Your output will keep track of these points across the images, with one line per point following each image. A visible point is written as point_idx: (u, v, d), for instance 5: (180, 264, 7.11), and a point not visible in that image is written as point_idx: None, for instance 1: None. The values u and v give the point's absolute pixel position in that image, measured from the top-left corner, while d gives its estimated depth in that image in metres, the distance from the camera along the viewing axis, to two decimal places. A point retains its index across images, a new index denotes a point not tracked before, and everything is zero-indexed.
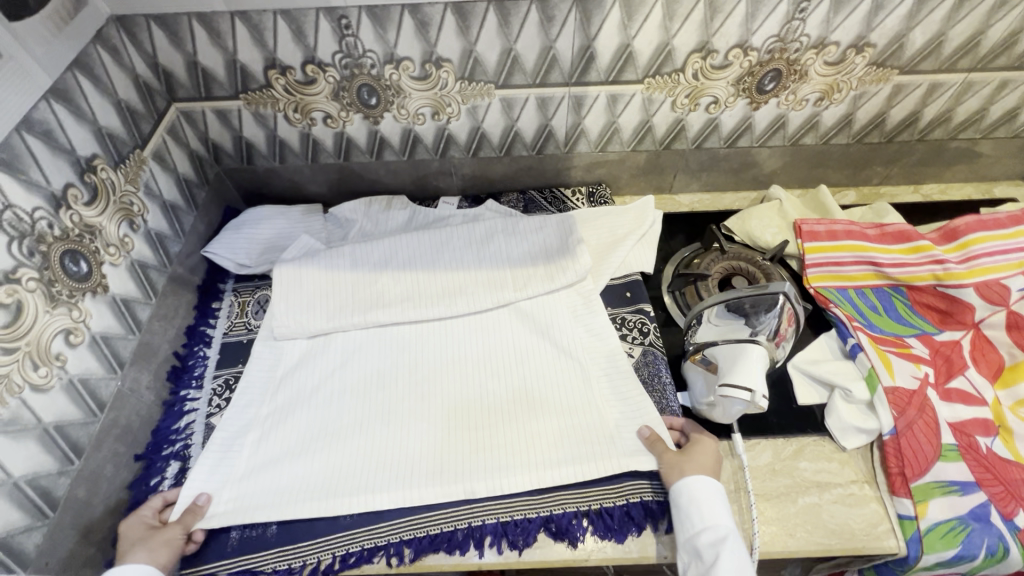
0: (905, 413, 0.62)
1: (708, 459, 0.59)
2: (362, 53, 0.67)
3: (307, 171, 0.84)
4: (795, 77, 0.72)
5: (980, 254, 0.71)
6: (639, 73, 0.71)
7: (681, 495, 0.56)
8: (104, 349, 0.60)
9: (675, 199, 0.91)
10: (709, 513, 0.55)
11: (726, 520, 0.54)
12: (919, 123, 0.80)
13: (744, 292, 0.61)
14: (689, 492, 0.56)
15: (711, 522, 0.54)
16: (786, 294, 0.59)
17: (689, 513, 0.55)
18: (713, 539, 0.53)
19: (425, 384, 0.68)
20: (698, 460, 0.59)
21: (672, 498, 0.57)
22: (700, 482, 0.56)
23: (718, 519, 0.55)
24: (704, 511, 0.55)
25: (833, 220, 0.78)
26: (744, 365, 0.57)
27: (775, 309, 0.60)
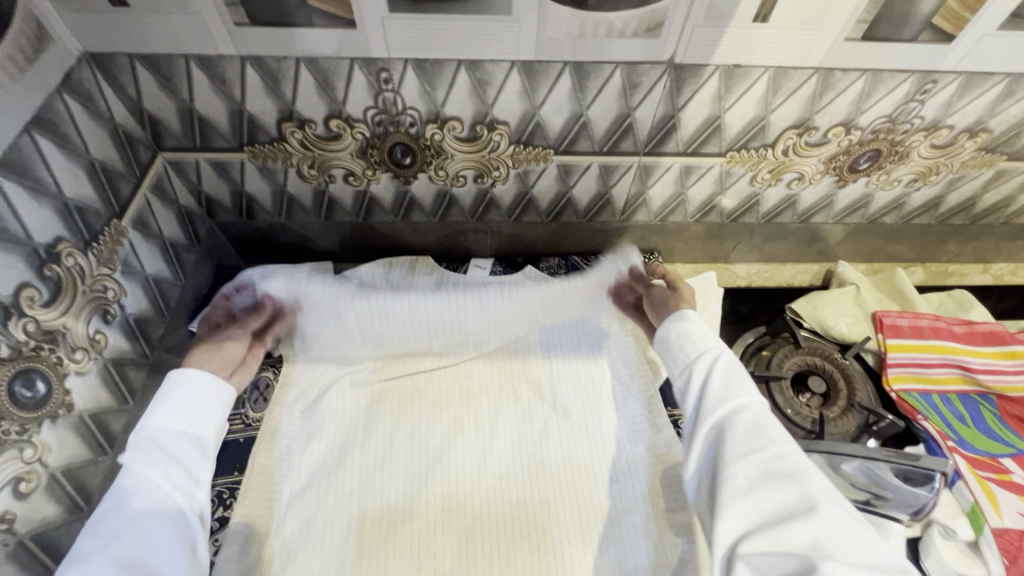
0: (1017, 562, 0.55)
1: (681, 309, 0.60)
2: (401, 110, 0.55)
3: (317, 228, 0.72)
4: (894, 158, 0.63)
5: None
6: (723, 146, 0.61)
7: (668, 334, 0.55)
8: (66, 485, 0.47)
9: (731, 271, 0.82)
10: (695, 343, 0.53)
11: (715, 343, 0.52)
12: (1008, 208, 0.73)
13: (881, 458, 0.48)
14: (676, 328, 0.55)
15: (700, 346, 0.52)
16: (946, 474, 0.46)
17: (677, 347, 0.54)
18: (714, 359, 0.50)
19: (463, 513, 0.59)
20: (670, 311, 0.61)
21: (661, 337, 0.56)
22: (683, 316, 0.56)
23: (705, 342, 0.52)
24: (692, 337, 0.54)
25: (916, 313, 0.70)
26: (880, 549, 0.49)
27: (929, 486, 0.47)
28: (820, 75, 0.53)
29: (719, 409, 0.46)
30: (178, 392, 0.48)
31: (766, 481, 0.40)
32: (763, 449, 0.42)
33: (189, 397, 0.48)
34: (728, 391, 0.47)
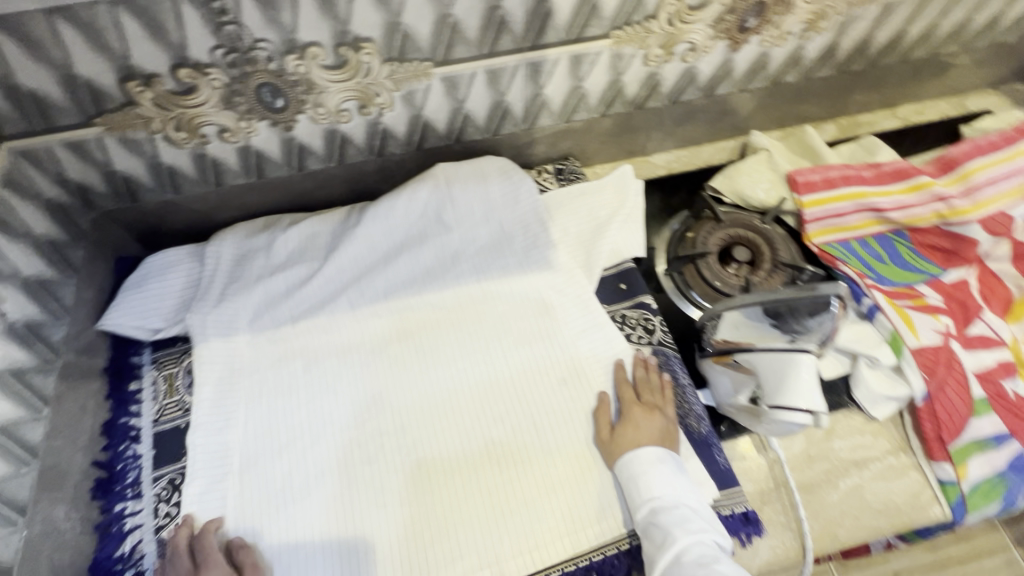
0: (936, 374, 0.59)
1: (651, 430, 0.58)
2: (252, 45, 0.50)
3: (212, 199, 0.67)
4: (779, 8, 0.62)
5: (983, 184, 0.67)
6: (605, 26, 0.58)
7: (624, 471, 0.56)
8: None
9: (651, 162, 0.81)
10: (646, 486, 0.54)
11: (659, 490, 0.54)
12: (903, 43, 0.72)
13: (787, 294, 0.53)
14: (629, 469, 0.55)
15: (643, 494, 0.54)
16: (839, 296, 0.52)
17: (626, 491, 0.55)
18: (670, 517, 0.52)
19: (418, 443, 0.60)
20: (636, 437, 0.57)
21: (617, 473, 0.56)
22: (629, 455, 0.56)
23: (659, 484, 0.54)
24: (632, 477, 0.55)
25: (826, 166, 0.71)
26: (794, 384, 0.51)
27: (829, 312, 0.53)
28: None
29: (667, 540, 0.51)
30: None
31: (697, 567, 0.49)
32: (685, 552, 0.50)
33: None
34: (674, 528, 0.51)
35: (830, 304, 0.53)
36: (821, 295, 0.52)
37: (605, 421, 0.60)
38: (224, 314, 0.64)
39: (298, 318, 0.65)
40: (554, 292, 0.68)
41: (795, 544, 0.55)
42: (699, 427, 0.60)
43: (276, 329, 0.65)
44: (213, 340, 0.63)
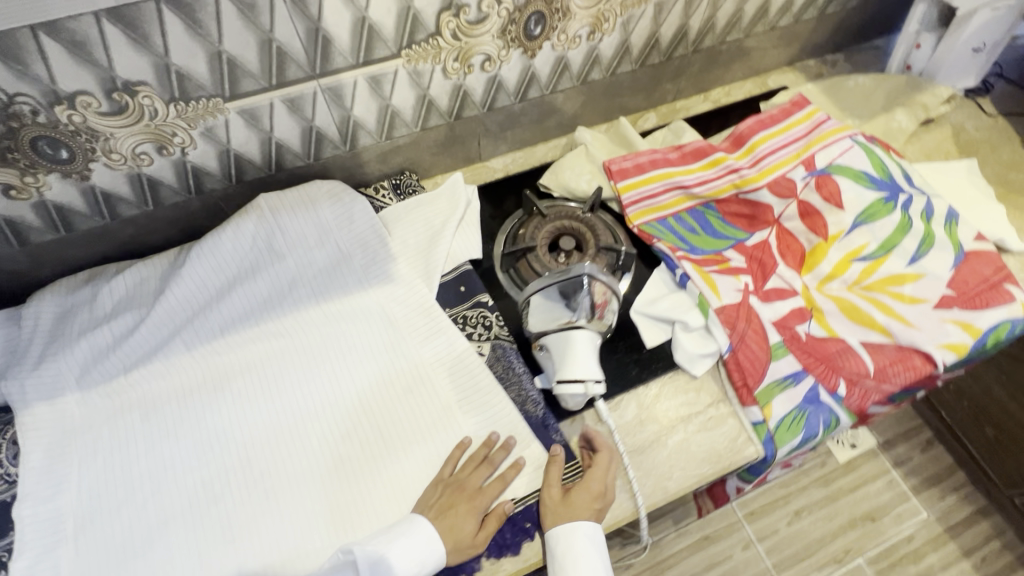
0: (736, 328, 0.65)
1: (592, 499, 0.57)
2: (9, 100, 0.49)
3: (22, 258, 0.65)
4: (558, 15, 0.67)
5: (765, 154, 0.75)
6: (391, 47, 0.61)
7: (557, 549, 0.55)
8: None
9: (489, 166, 0.84)
10: (577, 572, 0.54)
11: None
12: (689, 35, 0.80)
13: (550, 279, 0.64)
14: (562, 547, 0.55)
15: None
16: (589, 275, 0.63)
17: (558, 567, 0.55)
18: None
19: (265, 473, 0.60)
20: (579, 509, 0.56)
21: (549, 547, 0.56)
22: (571, 528, 0.55)
23: (591, 565, 0.55)
24: (572, 556, 0.55)
25: (637, 153, 0.78)
26: (571, 357, 0.61)
27: (585, 288, 0.63)
28: None
29: None
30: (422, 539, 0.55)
31: None
32: None
33: (419, 549, 0.55)
34: None
35: (586, 282, 0.63)
36: (572, 276, 0.63)
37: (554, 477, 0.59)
38: (45, 376, 0.62)
39: (130, 367, 0.64)
40: (396, 303, 0.70)
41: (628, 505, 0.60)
42: (534, 410, 0.64)
43: (108, 381, 0.63)
44: (36, 405, 0.61)
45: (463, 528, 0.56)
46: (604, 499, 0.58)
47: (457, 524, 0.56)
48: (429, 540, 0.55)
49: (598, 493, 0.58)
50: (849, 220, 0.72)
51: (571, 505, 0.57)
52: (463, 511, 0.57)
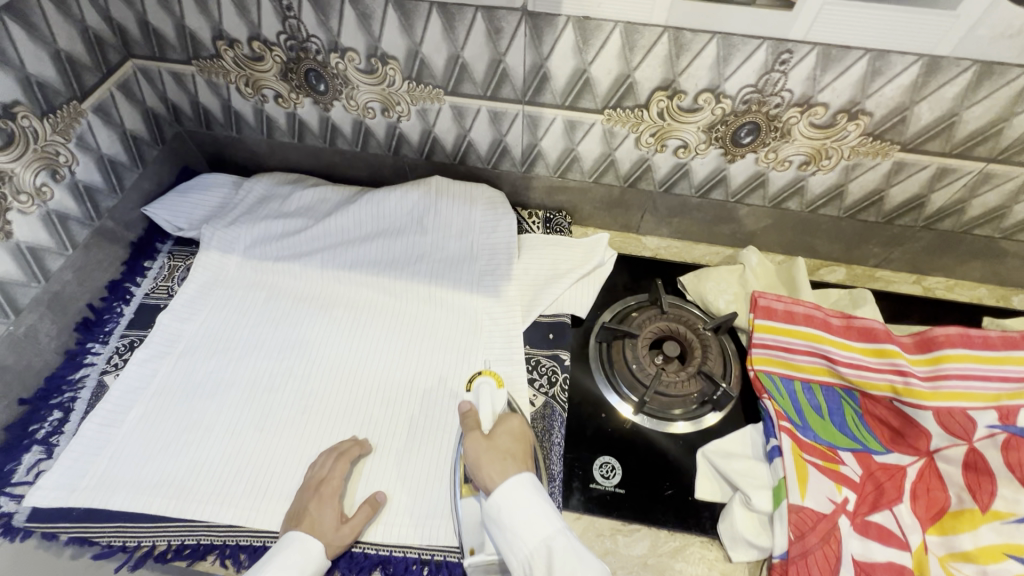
0: (803, 539, 0.54)
1: (516, 445, 0.57)
2: (306, 37, 0.64)
3: (264, 147, 0.83)
4: (775, 134, 0.63)
5: (951, 373, 0.62)
6: (598, 102, 0.64)
7: (502, 507, 0.51)
8: (29, 259, 0.63)
9: (641, 241, 0.84)
10: (524, 522, 0.50)
11: (544, 523, 0.50)
12: (926, 208, 0.69)
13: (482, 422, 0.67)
14: (508, 503, 0.51)
15: (530, 539, 0.50)
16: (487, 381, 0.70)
17: (509, 534, 0.50)
18: (562, 549, 0.49)
19: (314, 394, 0.68)
20: (505, 450, 0.56)
21: (495, 511, 0.52)
22: (507, 486, 0.52)
23: (540, 519, 0.51)
24: (516, 517, 0.51)
25: (794, 300, 0.69)
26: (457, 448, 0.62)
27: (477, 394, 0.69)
28: (671, 35, 0.55)
29: None
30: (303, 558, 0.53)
31: None
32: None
33: (296, 559, 0.53)
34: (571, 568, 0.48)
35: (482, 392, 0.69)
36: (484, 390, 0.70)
37: (475, 423, 0.60)
38: (228, 235, 0.78)
39: (279, 258, 0.78)
40: (487, 317, 0.73)
41: None
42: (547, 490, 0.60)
43: (262, 262, 0.78)
44: (212, 250, 0.77)
45: (321, 523, 0.56)
46: (526, 450, 0.57)
47: (315, 519, 0.56)
48: (296, 538, 0.55)
49: (520, 443, 0.57)
50: None
51: (494, 449, 0.56)
52: (322, 504, 0.57)
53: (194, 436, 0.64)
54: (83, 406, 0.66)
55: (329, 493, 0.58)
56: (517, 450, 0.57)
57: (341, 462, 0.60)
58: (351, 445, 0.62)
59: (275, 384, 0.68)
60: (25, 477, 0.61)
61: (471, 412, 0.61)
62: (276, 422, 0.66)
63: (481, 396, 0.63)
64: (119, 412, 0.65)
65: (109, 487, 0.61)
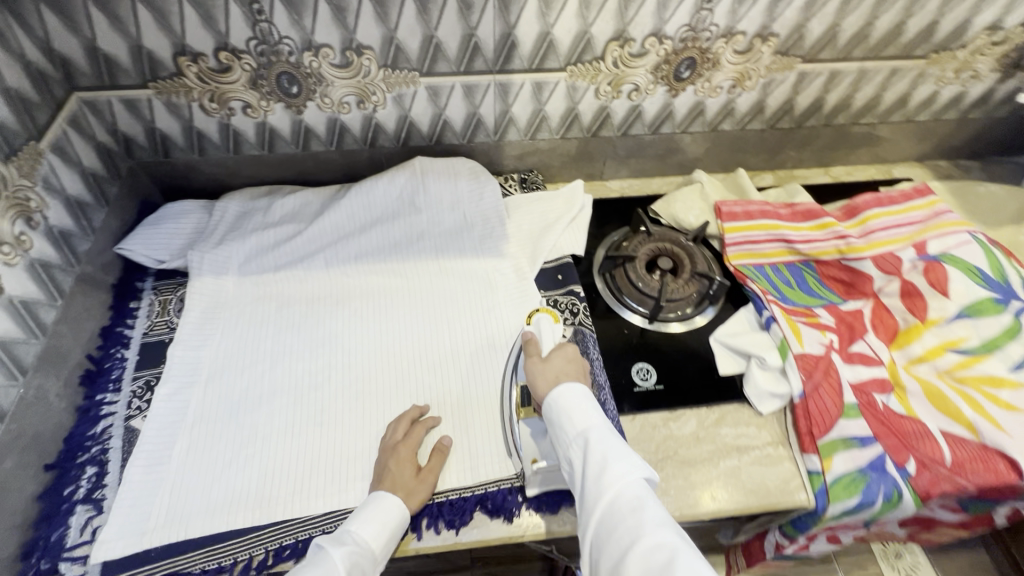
0: (812, 377, 0.67)
1: (571, 368, 0.63)
2: (278, 40, 0.65)
3: (230, 165, 0.82)
4: (708, 65, 0.76)
5: (877, 228, 0.79)
6: (561, 61, 0.72)
7: (552, 410, 0.59)
8: (23, 314, 0.59)
9: (606, 185, 0.94)
10: (572, 420, 0.57)
11: (589, 422, 0.56)
12: (824, 109, 0.86)
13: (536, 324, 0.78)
14: (556, 404, 0.59)
15: (574, 427, 0.57)
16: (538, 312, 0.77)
17: (559, 425, 0.58)
18: (597, 443, 0.55)
19: (361, 381, 0.70)
20: (558, 372, 0.62)
21: (545, 411, 0.60)
22: (558, 396, 0.59)
23: (591, 416, 0.57)
24: (564, 413, 0.58)
25: (748, 202, 0.83)
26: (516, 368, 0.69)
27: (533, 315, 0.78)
28: None
29: (601, 497, 0.51)
30: (391, 513, 0.57)
31: (630, 507, 0.50)
32: (615, 486, 0.51)
33: (376, 516, 0.56)
34: (604, 467, 0.53)
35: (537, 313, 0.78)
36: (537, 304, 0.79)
37: (535, 350, 0.65)
38: (217, 257, 0.76)
39: (280, 267, 0.77)
40: (499, 274, 0.79)
41: (668, 509, 0.62)
42: (598, 395, 0.66)
43: (261, 273, 0.77)
44: (206, 275, 0.75)
45: (401, 480, 0.59)
46: (580, 371, 0.63)
47: (395, 478, 0.59)
48: (377, 497, 0.58)
49: (577, 366, 0.63)
50: (952, 309, 0.72)
51: (549, 371, 0.62)
52: (400, 460, 0.60)
53: (255, 447, 0.64)
54: (119, 455, 0.63)
55: (405, 454, 0.61)
56: (575, 370, 0.62)
57: (415, 427, 0.63)
58: (413, 410, 0.65)
59: (319, 381, 0.69)
60: (81, 538, 0.57)
61: (531, 340, 0.66)
62: (332, 413, 0.67)
63: (542, 326, 0.69)
64: (162, 449, 0.63)
65: (183, 517, 0.59)
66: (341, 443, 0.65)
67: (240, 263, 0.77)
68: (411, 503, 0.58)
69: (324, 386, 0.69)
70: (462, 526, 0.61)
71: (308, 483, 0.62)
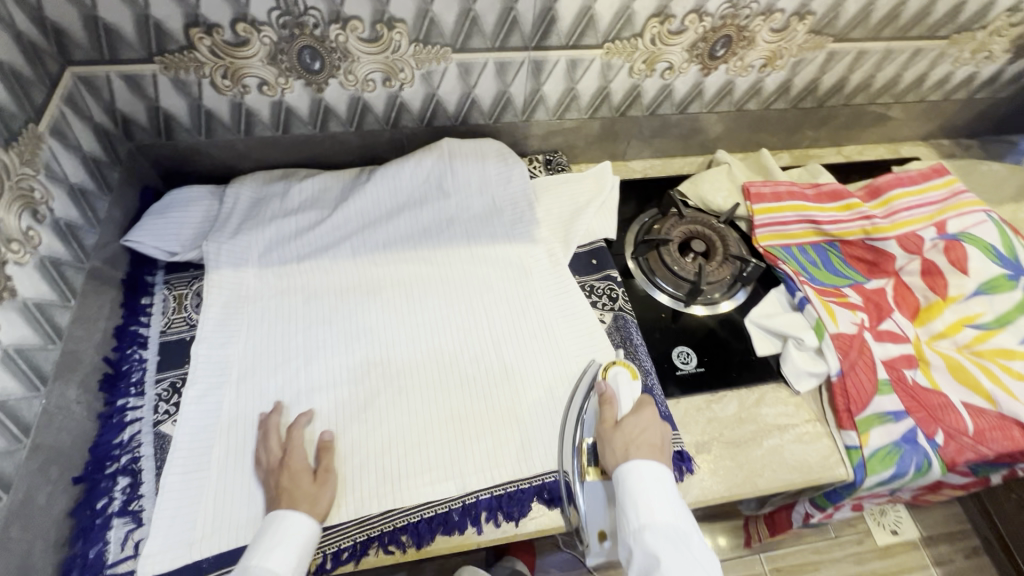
0: (848, 355, 0.69)
1: (648, 440, 0.60)
2: (304, 11, 0.60)
3: (240, 147, 0.76)
4: (743, 43, 0.74)
5: (900, 209, 0.81)
6: (599, 38, 0.69)
7: (625, 488, 0.57)
8: (38, 318, 0.55)
9: (629, 166, 0.93)
10: (645, 505, 0.55)
11: (663, 516, 0.55)
12: (845, 89, 0.86)
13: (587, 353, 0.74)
14: (630, 481, 0.57)
15: (649, 516, 0.55)
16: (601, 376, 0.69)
17: (629, 505, 0.56)
18: (667, 554, 0.53)
19: (399, 374, 0.67)
20: (632, 441, 0.60)
21: (616, 478, 0.59)
22: (638, 471, 0.57)
23: (664, 509, 0.55)
24: (639, 494, 0.56)
25: (776, 183, 0.85)
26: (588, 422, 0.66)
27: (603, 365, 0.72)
28: None
29: None
30: (288, 530, 0.53)
31: None
32: None
33: (282, 535, 0.53)
34: None
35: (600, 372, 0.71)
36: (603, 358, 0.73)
37: (609, 415, 0.63)
38: (234, 248, 0.71)
39: (303, 256, 0.73)
40: (533, 259, 0.77)
41: (718, 489, 0.63)
42: (647, 380, 0.68)
43: (285, 264, 0.72)
44: (224, 268, 0.70)
45: (301, 491, 0.56)
46: (659, 444, 0.60)
47: (297, 489, 0.56)
48: (277, 517, 0.54)
49: (654, 434, 0.61)
50: (971, 286, 0.75)
51: (621, 439, 0.60)
52: (291, 474, 0.57)
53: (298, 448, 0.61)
54: (152, 463, 0.59)
55: (304, 465, 0.58)
56: (653, 443, 0.60)
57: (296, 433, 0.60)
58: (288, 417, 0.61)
59: (357, 376, 0.66)
60: (122, 553, 0.54)
61: (607, 400, 0.64)
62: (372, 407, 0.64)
63: (619, 382, 0.66)
64: (198, 455, 0.59)
65: (232, 525, 0.56)
66: (387, 440, 0.62)
67: (259, 254, 0.72)
68: (318, 515, 0.56)
69: (362, 384, 0.66)
70: (521, 517, 0.60)
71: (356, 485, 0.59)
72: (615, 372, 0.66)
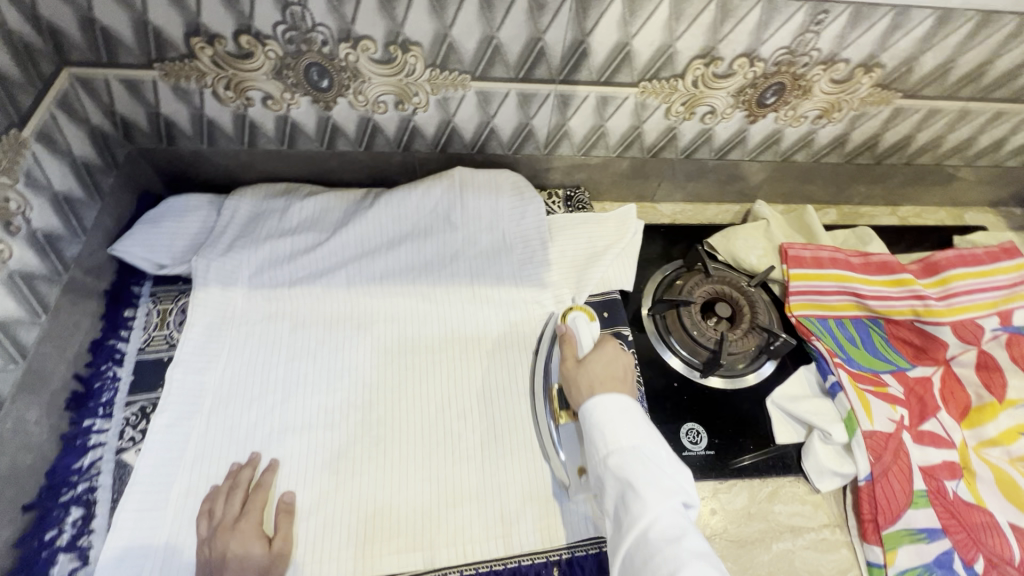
0: (881, 459, 0.61)
1: (606, 371, 0.59)
2: (311, 27, 0.55)
3: (244, 158, 0.72)
4: (797, 93, 0.66)
5: (958, 291, 0.72)
6: (634, 75, 0.63)
7: (590, 420, 0.54)
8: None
9: (656, 209, 0.86)
10: (611, 431, 0.52)
11: (631, 437, 0.51)
12: (909, 147, 0.77)
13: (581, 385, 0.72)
14: (596, 414, 0.54)
15: (618, 440, 0.52)
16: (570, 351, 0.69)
17: (594, 435, 0.53)
18: (637, 470, 0.49)
19: (379, 422, 0.62)
20: (596, 375, 0.59)
21: (582, 417, 0.55)
22: (602, 402, 0.54)
23: (630, 432, 0.52)
24: (605, 423, 0.53)
25: (819, 246, 0.76)
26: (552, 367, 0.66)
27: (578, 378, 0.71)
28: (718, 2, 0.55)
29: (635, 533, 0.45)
30: None
31: None
32: (650, 524, 0.45)
33: None
34: (643, 494, 0.47)
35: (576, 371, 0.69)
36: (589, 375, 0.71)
37: (570, 352, 0.63)
38: (224, 266, 0.67)
39: (295, 281, 0.68)
40: (539, 306, 0.71)
41: None
42: None
43: (274, 288, 0.68)
44: (212, 286, 0.66)
45: (250, 561, 0.51)
46: (619, 375, 0.59)
47: (242, 556, 0.51)
48: None
49: (617, 366, 0.60)
50: None
51: (584, 374, 0.59)
52: (242, 539, 0.52)
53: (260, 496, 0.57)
54: (107, 495, 0.56)
55: (250, 530, 0.53)
56: (615, 374, 0.59)
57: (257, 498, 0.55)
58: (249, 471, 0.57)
59: (334, 420, 0.62)
60: None
61: (567, 339, 0.64)
62: (345, 457, 0.60)
63: (578, 325, 0.66)
64: (157, 492, 0.56)
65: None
66: (355, 500, 0.57)
67: (248, 276, 0.68)
68: None
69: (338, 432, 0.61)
70: None
71: (316, 544, 0.55)
72: (573, 317, 0.67)
